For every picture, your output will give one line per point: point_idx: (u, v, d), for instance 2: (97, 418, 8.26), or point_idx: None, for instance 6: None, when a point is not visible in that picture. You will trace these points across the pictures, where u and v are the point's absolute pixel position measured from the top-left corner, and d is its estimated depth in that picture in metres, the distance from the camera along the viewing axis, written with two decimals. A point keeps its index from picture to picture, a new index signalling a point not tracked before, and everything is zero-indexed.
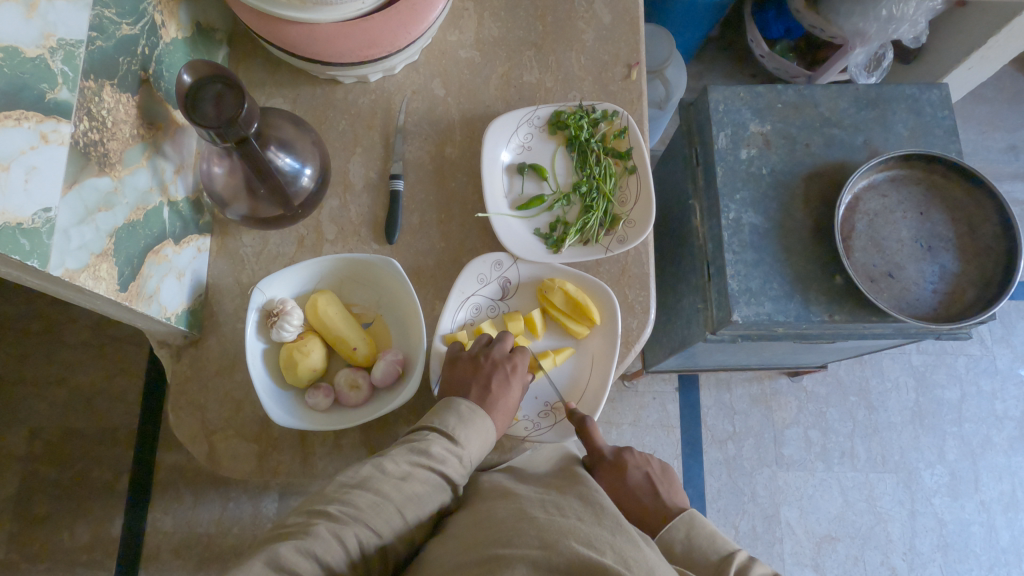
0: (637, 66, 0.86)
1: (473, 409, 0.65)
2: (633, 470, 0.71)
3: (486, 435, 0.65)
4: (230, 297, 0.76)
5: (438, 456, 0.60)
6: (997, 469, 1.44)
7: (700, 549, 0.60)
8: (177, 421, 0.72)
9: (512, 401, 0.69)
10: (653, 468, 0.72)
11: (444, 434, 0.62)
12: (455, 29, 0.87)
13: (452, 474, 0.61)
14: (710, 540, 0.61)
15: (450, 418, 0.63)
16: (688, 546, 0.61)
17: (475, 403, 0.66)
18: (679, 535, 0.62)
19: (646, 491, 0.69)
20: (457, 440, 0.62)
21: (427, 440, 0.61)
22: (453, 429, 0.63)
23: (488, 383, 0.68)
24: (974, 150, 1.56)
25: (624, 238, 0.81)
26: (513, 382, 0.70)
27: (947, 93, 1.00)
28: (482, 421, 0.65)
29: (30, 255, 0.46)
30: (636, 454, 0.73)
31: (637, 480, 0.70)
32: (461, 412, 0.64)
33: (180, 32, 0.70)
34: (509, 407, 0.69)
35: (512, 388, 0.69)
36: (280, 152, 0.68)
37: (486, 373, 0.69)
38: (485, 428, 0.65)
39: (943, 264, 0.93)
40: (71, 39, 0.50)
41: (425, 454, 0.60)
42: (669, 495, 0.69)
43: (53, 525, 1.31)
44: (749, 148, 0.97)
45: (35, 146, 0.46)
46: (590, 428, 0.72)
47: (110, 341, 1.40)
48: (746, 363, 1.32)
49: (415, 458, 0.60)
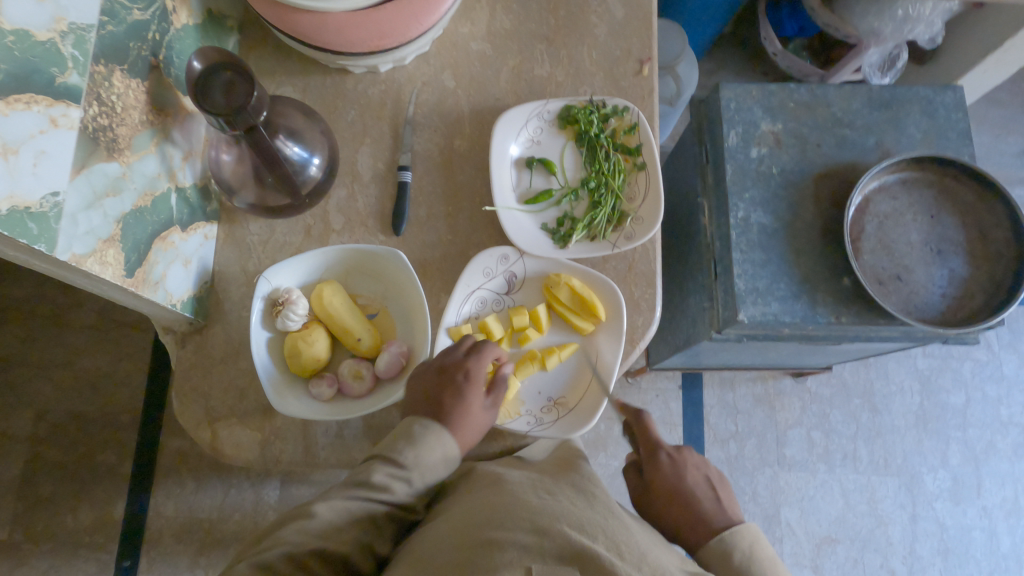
0: (649, 62, 0.85)
1: (423, 428, 0.62)
2: (694, 470, 0.72)
3: (445, 452, 0.62)
4: (236, 285, 0.76)
5: (379, 485, 0.58)
6: (1000, 475, 1.44)
7: (762, 565, 0.60)
8: (181, 408, 0.72)
9: (471, 409, 0.65)
10: (711, 472, 0.73)
11: (390, 459, 0.60)
12: (467, 21, 0.87)
13: (398, 495, 0.59)
14: (772, 561, 0.61)
15: (397, 442, 0.61)
16: (749, 555, 0.62)
17: (429, 419, 0.63)
18: (742, 542, 0.63)
19: (707, 494, 0.69)
20: (404, 464, 0.60)
21: (368, 471, 0.59)
22: (398, 453, 0.60)
23: (441, 395, 0.65)
24: (987, 153, 1.54)
25: (632, 235, 0.80)
26: (471, 391, 0.66)
27: (961, 95, 0.98)
28: (432, 438, 0.61)
29: (36, 239, 0.46)
30: (694, 455, 0.74)
31: (696, 479, 0.71)
32: (412, 433, 0.61)
33: (191, 19, 0.70)
34: (470, 416, 0.65)
35: (469, 398, 0.66)
36: (289, 141, 0.68)
37: (440, 387, 0.66)
38: (444, 446, 0.62)
39: (952, 269, 0.92)
40: (82, 24, 0.50)
41: (365, 486, 0.58)
42: (727, 502, 0.70)
43: (55, 507, 1.32)
44: (760, 147, 0.96)
45: (45, 130, 0.46)
46: (646, 422, 0.75)
47: (115, 325, 1.41)
48: (751, 363, 1.31)
49: (354, 491, 0.57)
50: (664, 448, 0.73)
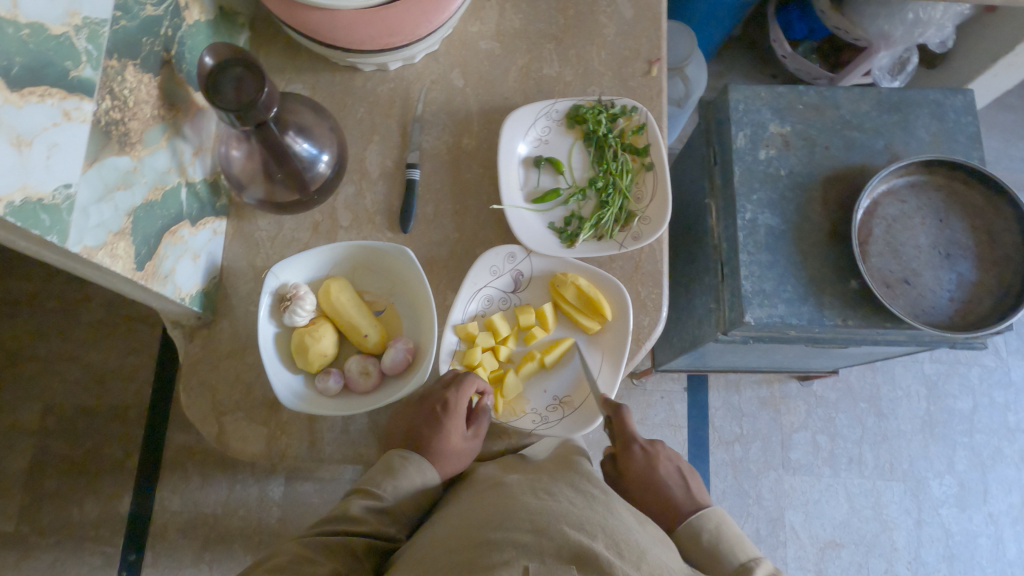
0: (658, 62, 0.85)
1: (401, 459, 0.66)
2: (666, 461, 0.73)
3: (423, 481, 0.66)
4: (244, 280, 0.77)
5: (358, 516, 0.61)
6: (1007, 481, 1.43)
7: (729, 543, 0.62)
8: (188, 402, 0.73)
9: (449, 440, 0.68)
10: (683, 464, 0.73)
11: (369, 492, 0.63)
12: (477, 20, 0.87)
13: (375, 524, 0.61)
14: (738, 538, 0.63)
15: (376, 475, 0.65)
16: (715, 535, 0.63)
17: (409, 450, 0.67)
18: (709, 523, 0.65)
19: (678, 483, 0.70)
20: (382, 495, 0.63)
21: (347, 504, 0.62)
22: (378, 484, 0.64)
23: (421, 426, 0.69)
24: (996, 158, 1.53)
25: (639, 235, 0.80)
26: (450, 420, 0.68)
27: (971, 99, 0.98)
28: (409, 469, 0.65)
29: (50, 231, 0.46)
30: (667, 447, 0.75)
31: (667, 470, 0.71)
32: (392, 464, 0.65)
33: (203, 15, 0.70)
34: (447, 446, 0.68)
35: (448, 427, 0.68)
36: (298, 138, 0.68)
37: (422, 418, 0.70)
38: (422, 475, 0.66)
39: (960, 272, 0.91)
40: (96, 18, 0.50)
41: (345, 518, 0.60)
42: (698, 491, 0.70)
43: (61, 500, 1.33)
44: (768, 149, 0.96)
45: (57, 123, 0.46)
46: (623, 415, 0.72)
47: (123, 320, 1.42)
48: (757, 365, 1.30)
49: (334, 523, 0.60)
50: (636, 440, 0.73)
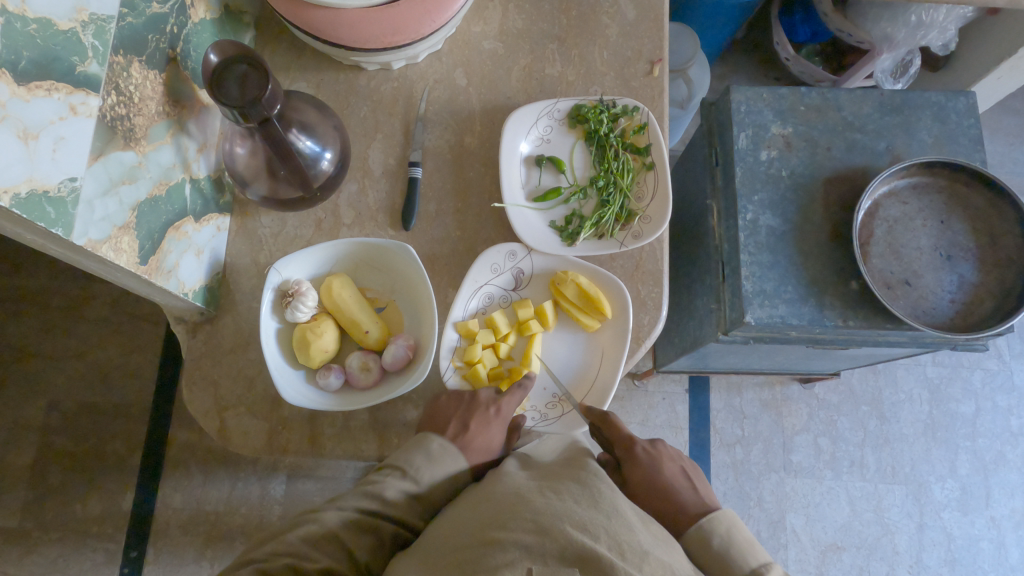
0: (660, 63, 0.85)
1: (444, 448, 0.64)
2: (670, 462, 0.69)
3: (455, 475, 0.64)
4: (247, 277, 0.77)
5: (391, 500, 0.60)
6: (1010, 485, 1.42)
7: (738, 548, 0.58)
8: (191, 396, 0.73)
9: (490, 441, 0.67)
10: (687, 464, 0.71)
11: (406, 475, 0.62)
12: (480, 20, 0.87)
13: (405, 510, 0.60)
14: (749, 543, 0.59)
15: (417, 458, 0.63)
16: (726, 540, 0.59)
17: (449, 441, 0.65)
18: (720, 527, 0.60)
19: (685, 485, 0.66)
20: (418, 481, 0.62)
21: (384, 483, 0.61)
22: (416, 469, 0.62)
23: (468, 421, 0.67)
24: (999, 161, 1.53)
25: (639, 234, 0.80)
26: (495, 425, 0.68)
27: (973, 101, 0.98)
28: (450, 461, 0.64)
29: (55, 223, 0.47)
30: (669, 447, 0.72)
31: (673, 471, 0.68)
32: (430, 450, 0.63)
33: (208, 13, 0.71)
34: (488, 447, 0.67)
35: (491, 430, 0.67)
36: (301, 135, 0.69)
37: (467, 413, 0.68)
38: (456, 468, 0.64)
39: (962, 274, 0.91)
40: (102, 14, 0.51)
41: (378, 498, 0.60)
42: (705, 493, 0.67)
43: (64, 497, 1.34)
44: (770, 150, 0.96)
45: (64, 117, 0.47)
46: (612, 421, 0.72)
47: (127, 318, 1.43)
48: (759, 366, 1.30)
49: (365, 500, 0.59)
50: (639, 441, 0.70)
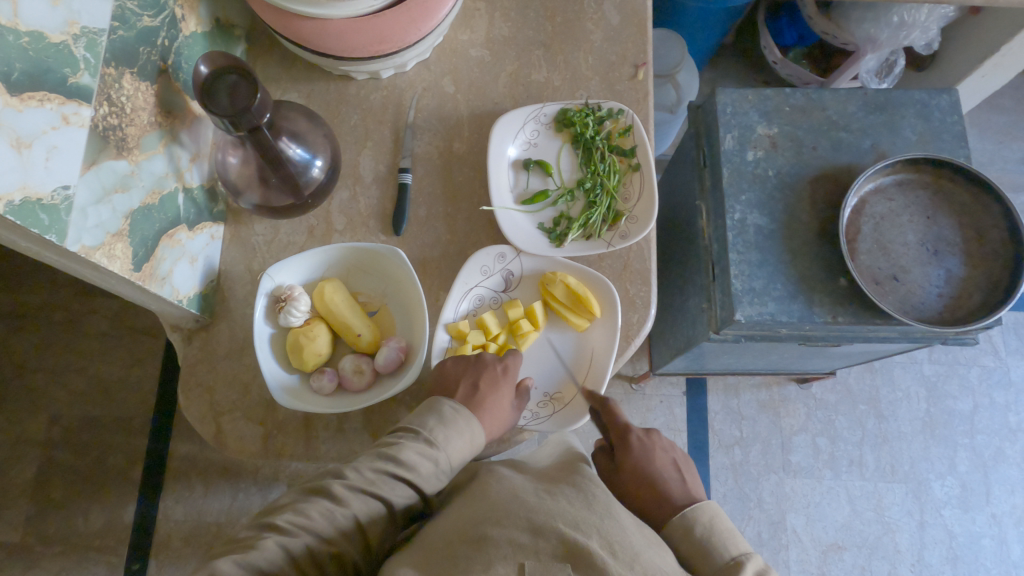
0: (644, 66, 0.87)
1: (456, 410, 0.63)
2: (662, 453, 0.70)
3: (470, 437, 0.63)
4: (241, 284, 0.78)
5: (410, 463, 0.59)
6: (1010, 482, 1.42)
7: (720, 537, 0.58)
8: (187, 401, 0.74)
9: (499, 401, 0.68)
10: (678, 456, 0.71)
11: (421, 437, 0.61)
12: (467, 29, 0.89)
13: (423, 476, 0.59)
14: (731, 534, 0.59)
15: (430, 419, 0.62)
16: (709, 529, 0.59)
17: (459, 404, 0.65)
18: (702, 517, 0.60)
19: (673, 475, 0.67)
20: (434, 443, 0.61)
21: (399, 446, 0.60)
22: (431, 431, 0.61)
23: (476, 383, 0.68)
24: (989, 160, 1.54)
25: (626, 234, 0.82)
26: (502, 386, 0.69)
27: (956, 98, 0.99)
28: (464, 422, 0.63)
29: (48, 230, 0.48)
30: (663, 438, 0.72)
31: (664, 462, 0.69)
32: (443, 413, 0.63)
33: (199, 26, 0.73)
34: (497, 409, 0.67)
35: (501, 390, 0.68)
36: (291, 143, 0.70)
37: (476, 374, 0.69)
38: (470, 429, 0.63)
39: (949, 269, 0.92)
40: (94, 28, 0.53)
41: (396, 462, 0.58)
42: (692, 484, 0.67)
43: (67, 510, 1.34)
44: (756, 150, 0.98)
45: (57, 126, 0.49)
46: (611, 406, 0.73)
47: (127, 331, 1.44)
48: (754, 366, 1.31)
49: (383, 465, 0.58)
50: (633, 430, 0.71)
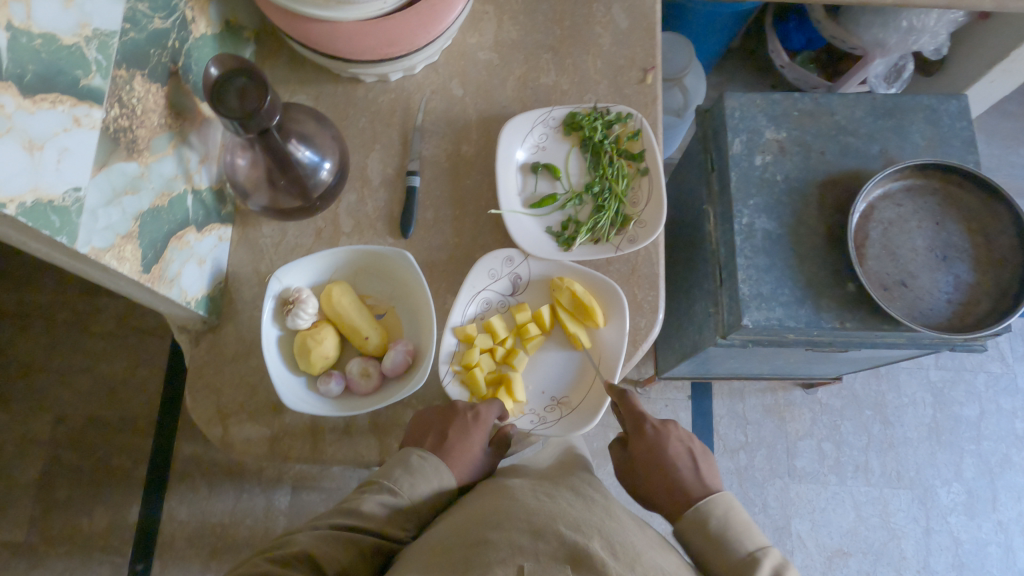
0: (653, 70, 0.87)
1: (424, 458, 0.64)
2: (676, 442, 0.69)
3: (437, 484, 0.64)
4: (248, 286, 0.78)
5: (371, 514, 0.59)
6: (1017, 489, 1.41)
7: (734, 531, 0.59)
8: (193, 403, 0.74)
9: (470, 448, 0.67)
10: (695, 446, 0.70)
11: (386, 487, 0.61)
12: (476, 31, 0.89)
13: (385, 524, 0.59)
14: (745, 528, 0.59)
15: (396, 470, 0.63)
16: (723, 523, 0.60)
17: (429, 451, 0.65)
18: (717, 510, 0.61)
19: (686, 463, 0.67)
20: (399, 493, 0.61)
21: (361, 500, 0.60)
22: (397, 481, 0.62)
23: (446, 429, 0.67)
24: (997, 165, 1.54)
25: (635, 238, 0.81)
26: (473, 432, 0.68)
27: (966, 104, 0.99)
28: (431, 470, 0.63)
29: (59, 232, 0.48)
30: (680, 427, 0.71)
31: (677, 450, 0.68)
32: (410, 463, 0.63)
33: (209, 28, 0.73)
34: (468, 457, 0.67)
35: (471, 437, 0.67)
36: (300, 145, 0.70)
37: (444, 422, 0.68)
38: (438, 477, 0.64)
39: (958, 274, 0.92)
40: (106, 30, 0.52)
41: (357, 514, 0.59)
42: (707, 473, 0.67)
43: (71, 510, 1.34)
44: (764, 154, 0.97)
45: (68, 129, 0.49)
46: (629, 397, 0.72)
47: (132, 331, 1.44)
48: (760, 371, 1.30)
49: (343, 518, 0.58)
50: (647, 419, 0.71)
